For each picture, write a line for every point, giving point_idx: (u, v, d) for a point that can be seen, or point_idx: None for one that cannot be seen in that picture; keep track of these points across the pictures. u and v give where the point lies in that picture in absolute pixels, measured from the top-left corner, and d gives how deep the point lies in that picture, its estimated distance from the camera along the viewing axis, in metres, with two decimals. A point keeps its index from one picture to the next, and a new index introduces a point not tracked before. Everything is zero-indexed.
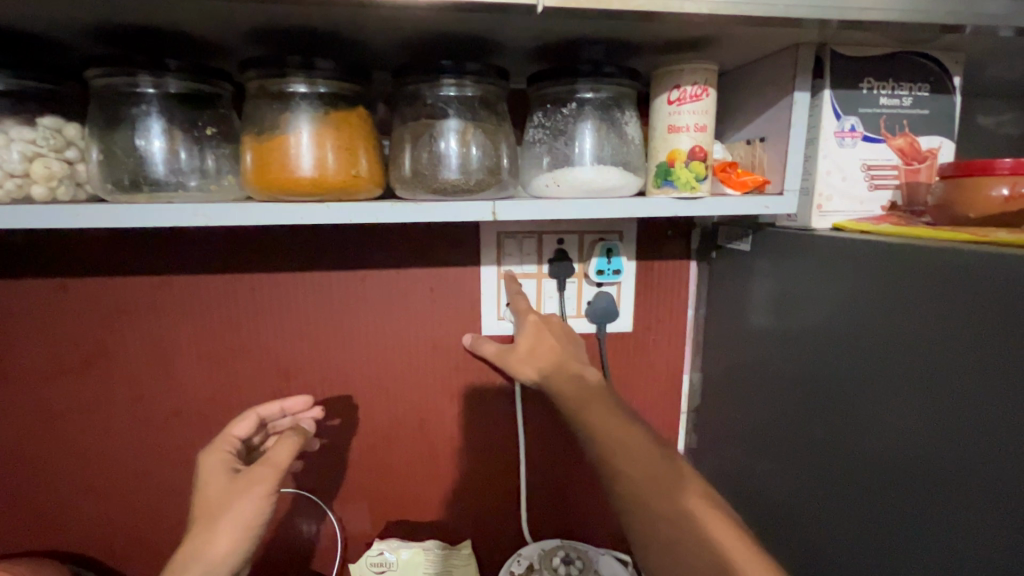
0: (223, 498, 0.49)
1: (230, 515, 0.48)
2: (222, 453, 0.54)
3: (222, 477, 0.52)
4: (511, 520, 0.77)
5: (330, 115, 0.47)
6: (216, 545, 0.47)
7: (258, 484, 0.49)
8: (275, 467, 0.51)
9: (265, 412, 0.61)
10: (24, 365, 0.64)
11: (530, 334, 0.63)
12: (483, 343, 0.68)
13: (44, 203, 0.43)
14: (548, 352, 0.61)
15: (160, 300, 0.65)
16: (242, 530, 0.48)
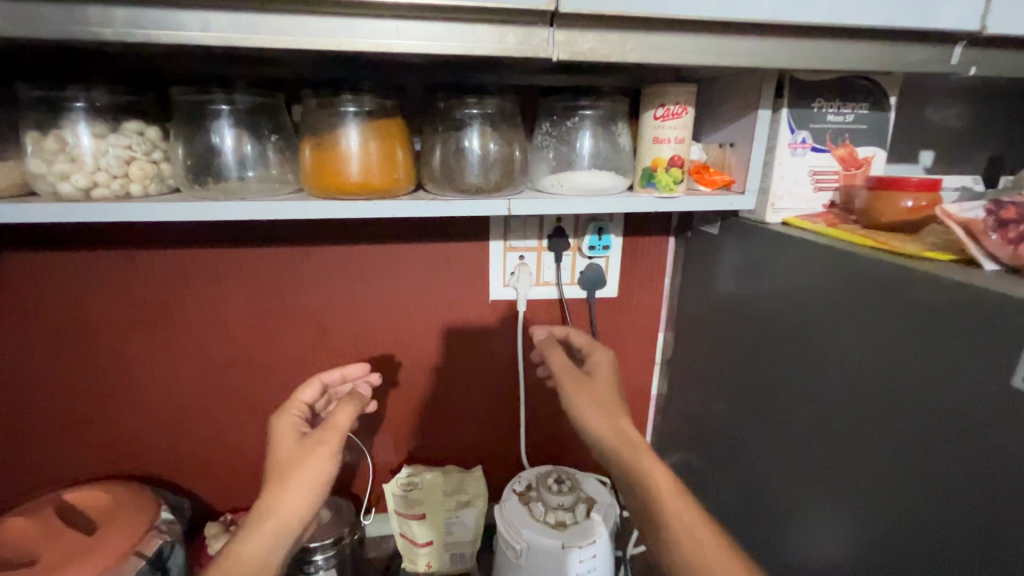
0: (293, 457, 0.59)
1: (300, 472, 0.57)
2: (292, 417, 0.65)
3: (293, 439, 0.62)
4: (512, 449, 0.93)
5: (374, 124, 0.56)
6: (289, 496, 0.56)
7: (323, 444, 0.59)
8: (338, 430, 0.61)
9: (327, 377, 0.72)
10: (101, 322, 0.75)
11: (598, 379, 0.63)
12: (550, 342, 0.66)
13: (144, 199, 0.53)
14: (610, 402, 0.60)
15: (216, 269, 0.75)
16: (310, 486, 0.57)
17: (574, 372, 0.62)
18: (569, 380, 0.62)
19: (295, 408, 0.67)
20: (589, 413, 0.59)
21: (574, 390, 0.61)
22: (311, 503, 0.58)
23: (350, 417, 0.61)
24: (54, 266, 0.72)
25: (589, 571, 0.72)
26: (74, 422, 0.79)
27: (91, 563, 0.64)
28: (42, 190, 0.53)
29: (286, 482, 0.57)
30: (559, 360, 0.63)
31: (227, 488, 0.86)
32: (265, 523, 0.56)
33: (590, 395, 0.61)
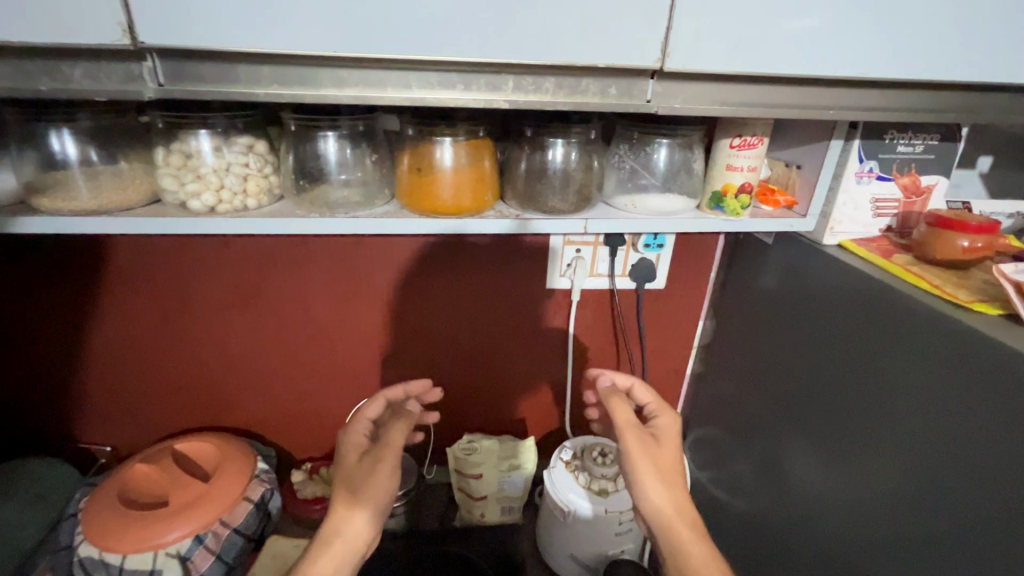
0: (358, 478, 0.64)
1: (367, 493, 0.63)
2: (357, 439, 0.69)
3: (355, 460, 0.67)
4: (555, 418, 1.03)
5: (465, 144, 0.60)
6: (353, 518, 0.62)
7: (383, 462, 0.65)
8: (393, 448, 0.66)
9: (391, 395, 0.75)
10: (197, 300, 0.83)
11: (664, 444, 0.69)
12: (614, 395, 0.72)
13: (258, 212, 0.59)
14: (672, 473, 0.67)
15: (299, 254, 0.82)
16: (373, 506, 0.63)
17: (641, 432, 0.68)
18: (638, 440, 0.67)
19: (360, 427, 0.70)
20: (650, 482, 0.65)
21: (643, 451, 0.67)
22: (373, 524, 0.63)
23: (401, 436, 0.67)
24: (155, 248, 0.78)
25: (627, 530, 0.84)
26: (172, 384, 0.88)
27: (200, 519, 0.75)
28: (170, 200, 0.59)
29: (352, 505, 0.63)
30: (626, 416, 0.69)
31: (304, 441, 0.98)
32: (333, 544, 0.61)
33: (655, 462, 0.67)
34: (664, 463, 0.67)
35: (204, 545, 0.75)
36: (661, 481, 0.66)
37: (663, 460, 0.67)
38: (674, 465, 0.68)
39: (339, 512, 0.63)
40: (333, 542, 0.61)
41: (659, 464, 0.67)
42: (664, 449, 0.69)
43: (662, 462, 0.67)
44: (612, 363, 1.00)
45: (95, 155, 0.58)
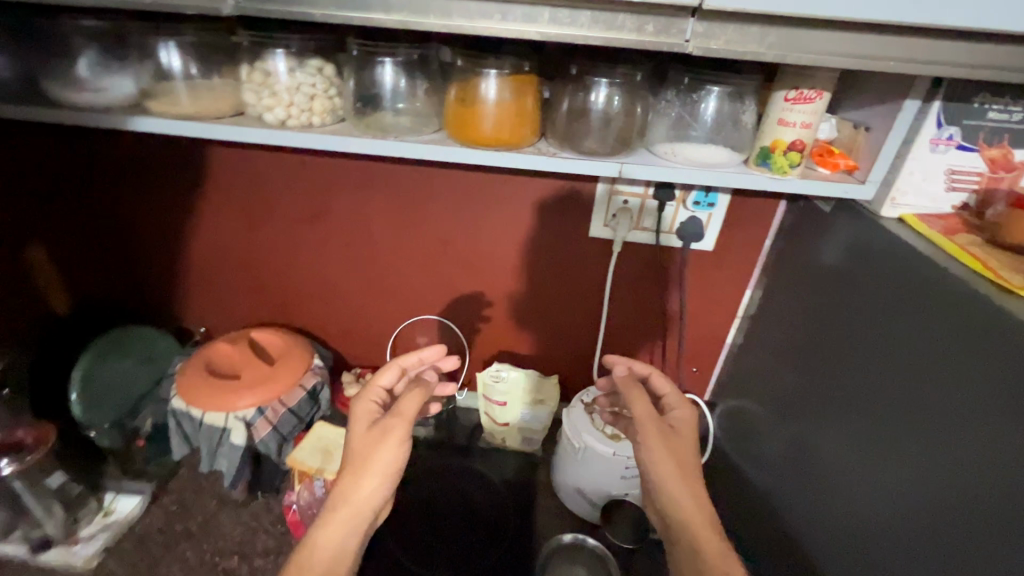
0: (366, 446, 0.66)
1: (375, 458, 0.64)
2: (370, 404, 0.72)
3: (365, 426, 0.69)
4: (586, 364, 1.07)
5: (512, 80, 0.62)
6: (359, 484, 0.63)
7: (393, 428, 0.66)
8: (405, 416, 0.68)
9: (406, 363, 0.77)
10: (275, 210, 0.94)
11: (681, 436, 0.71)
12: (631, 387, 0.73)
13: (322, 130, 0.66)
14: (691, 467, 0.68)
15: (362, 176, 0.90)
16: (381, 474, 0.64)
17: (658, 422, 0.70)
18: (655, 433, 0.69)
19: (374, 394, 0.73)
20: (671, 480, 0.66)
21: (657, 438, 0.68)
22: (379, 489, 0.64)
23: (416, 404, 0.69)
24: (244, 159, 0.89)
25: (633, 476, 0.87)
26: (252, 283, 1.02)
27: (263, 394, 0.89)
28: (251, 114, 0.67)
29: (360, 472, 0.64)
30: (645, 412, 0.70)
31: (357, 349, 1.10)
32: (338, 513, 0.62)
33: (674, 454, 0.68)
34: (681, 456, 0.68)
35: (265, 416, 0.89)
36: (680, 482, 0.66)
37: (678, 452, 0.68)
38: (691, 457, 0.69)
39: (346, 481, 0.64)
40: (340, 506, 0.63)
41: (677, 456, 0.68)
42: (680, 440, 0.70)
43: (681, 454, 0.68)
44: (648, 319, 1.01)
45: (194, 69, 0.67)
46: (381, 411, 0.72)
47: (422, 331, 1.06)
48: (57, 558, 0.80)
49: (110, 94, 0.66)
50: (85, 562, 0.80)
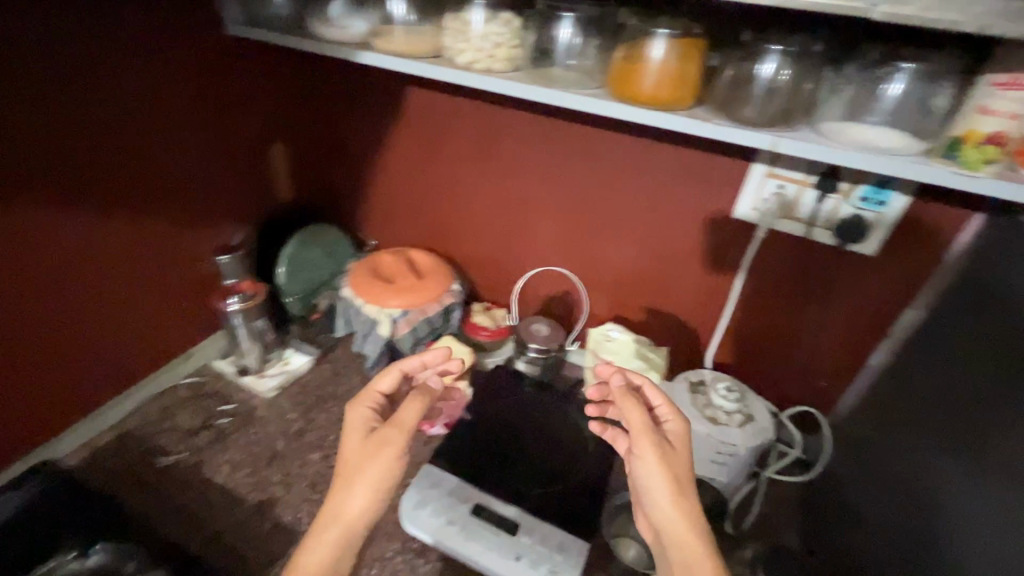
0: (358, 461, 0.62)
1: (365, 475, 0.60)
2: (365, 411, 0.68)
3: (359, 439, 0.64)
4: (702, 348, 1.06)
5: (682, 42, 0.65)
6: (352, 502, 0.60)
7: (388, 444, 0.62)
8: (401, 429, 0.63)
9: (407, 365, 0.72)
10: (449, 149, 1.09)
11: (678, 450, 0.64)
12: (625, 394, 0.66)
13: (497, 75, 0.75)
14: (687, 485, 0.62)
15: (525, 127, 0.99)
16: (374, 493, 0.60)
17: (654, 435, 0.63)
18: (650, 445, 0.62)
19: (370, 398, 0.70)
20: (664, 496, 0.61)
21: (651, 449, 0.62)
22: (370, 504, 0.61)
23: (416, 414, 0.64)
24: (434, 101, 1.05)
25: (723, 462, 0.86)
26: (420, 210, 1.20)
27: (411, 300, 1.06)
28: (446, 56, 0.79)
29: (351, 488, 0.60)
30: (638, 418, 0.64)
31: (490, 286, 1.22)
32: (329, 532, 0.60)
33: (672, 469, 0.61)
34: (679, 474, 0.62)
35: (407, 318, 1.06)
36: (679, 501, 0.60)
37: (676, 469, 0.62)
38: (689, 474, 0.63)
39: (338, 498, 0.61)
40: (334, 527, 0.60)
41: (676, 472, 0.62)
42: (677, 455, 0.64)
43: (678, 470, 0.62)
44: (779, 317, 0.95)
45: (414, 16, 0.81)
46: (377, 420, 0.68)
47: (550, 282, 1.15)
48: (250, 383, 1.07)
49: (347, 31, 0.83)
50: (266, 392, 1.06)
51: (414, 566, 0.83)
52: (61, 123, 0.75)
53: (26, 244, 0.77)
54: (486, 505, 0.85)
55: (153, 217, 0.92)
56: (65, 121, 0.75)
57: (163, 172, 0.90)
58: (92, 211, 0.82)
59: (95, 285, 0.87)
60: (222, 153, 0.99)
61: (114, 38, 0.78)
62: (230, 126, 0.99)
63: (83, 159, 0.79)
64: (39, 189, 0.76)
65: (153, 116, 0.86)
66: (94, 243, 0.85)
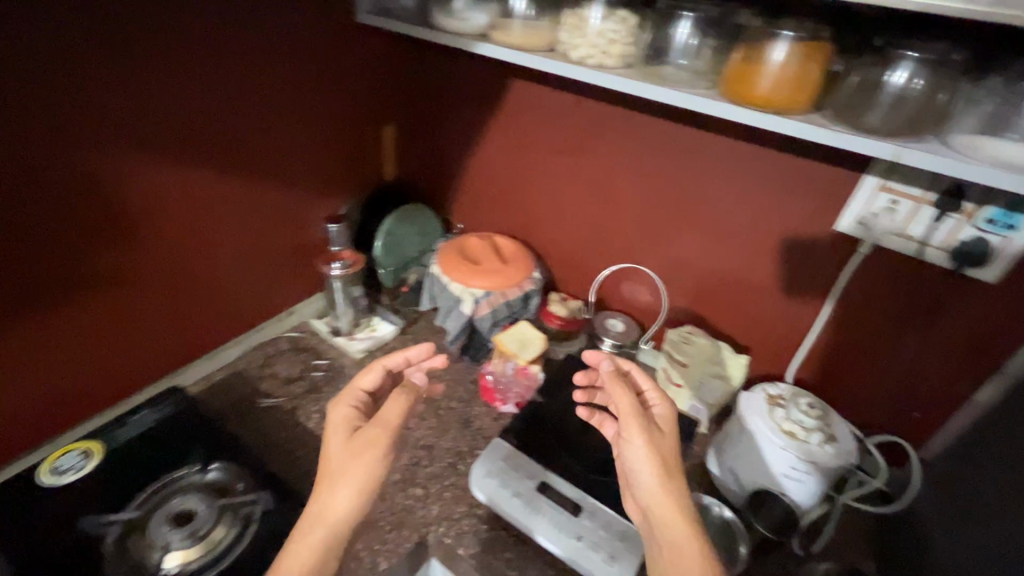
0: (343, 458, 0.68)
1: (349, 474, 0.67)
2: (348, 409, 0.75)
3: (344, 437, 0.71)
4: (783, 362, 1.03)
5: (806, 46, 0.64)
6: (335, 500, 0.66)
7: (374, 443, 0.69)
8: (384, 428, 0.71)
9: (390, 363, 0.80)
10: (545, 141, 1.12)
11: (663, 432, 0.76)
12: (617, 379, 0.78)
13: (608, 71, 0.77)
14: (670, 465, 0.73)
15: (624, 124, 1.01)
16: (358, 490, 0.67)
17: (642, 417, 0.75)
18: (638, 426, 0.74)
19: (352, 396, 0.77)
20: (650, 471, 0.72)
21: (639, 429, 0.74)
22: (355, 503, 0.67)
23: (399, 411, 0.72)
24: (537, 93, 1.08)
25: (799, 479, 0.84)
26: (509, 198, 1.24)
27: (494, 283, 1.11)
28: (560, 50, 0.82)
29: (335, 486, 0.67)
30: (627, 401, 0.76)
31: (568, 278, 1.25)
32: (315, 530, 0.65)
33: (656, 448, 0.73)
34: (663, 453, 0.73)
35: (489, 299, 1.11)
36: (663, 477, 0.71)
37: (660, 449, 0.74)
38: (671, 453, 0.74)
39: (324, 495, 0.67)
40: (319, 525, 0.65)
41: (660, 451, 0.73)
42: (661, 436, 0.75)
43: (661, 449, 0.74)
44: (874, 339, 0.91)
45: (532, 11, 0.85)
46: (359, 417, 0.75)
47: (630, 279, 1.16)
48: (341, 342, 1.17)
49: (466, 23, 0.89)
50: (355, 352, 1.15)
51: (477, 532, 0.86)
52: (220, 95, 0.86)
53: (163, 189, 0.85)
54: (551, 484, 0.88)
55: (277, 183, 1.02)
56: (208, 82, 0.84)
57: (272, 140, 0.97)
58: (195, 169, 0.88)
59: (209, 238, 0.95)
60: (337, 130, 1.08)
61: (259, 16, 0.87)
62: (331, 103, 1.04)
63: (196, 119, 0.85)
64: (157, 144, 0.81)
65: (287, 93, 0.96)
66: (229, 203, 0.96)
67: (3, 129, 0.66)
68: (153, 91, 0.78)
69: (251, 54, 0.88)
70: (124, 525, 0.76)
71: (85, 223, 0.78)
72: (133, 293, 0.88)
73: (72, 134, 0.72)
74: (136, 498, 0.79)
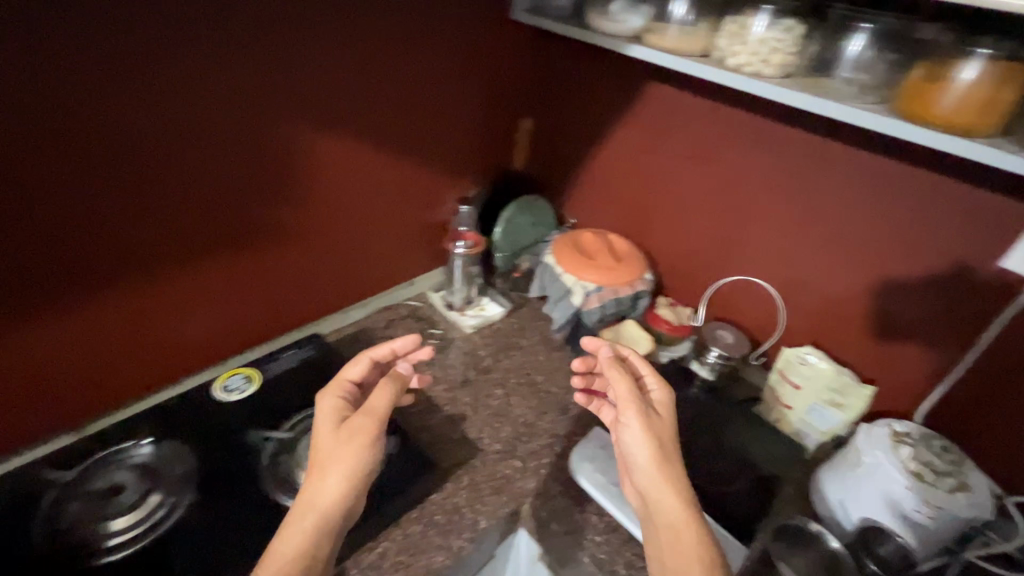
0: (332, 446, 0.72)
1: (336, 462, 0.70)
2: (337, 398, 0.79)
3: (331, 428, 0.75)
4: (909, 401, 0.97)
5: (1002, 67, 0.61)
6: (322, 488, 0.69)
7: (364, 432, 0.73)
8: (372, 416, 0.75)
9: (377, 353, 0.85)
10: (674, 147, 1.13)
11: (661, 416, 0.80)
12: (615, 367, 0.82)
13: (765, 79, 0.77)
14: (669, 451, 0.76)
15: (762, 136, 0.99)
16: (348, 479, 0.70)
17: (641, 403, 0.79)
18: (638, 413, 0.77)
19: (341, 386, 0.81)
20: (649, 458, 0.75)
21: (639, 414, 0.77)
22: (344, 490, 0.69)
23: (386, 401, 0.77)
24: (672, 99, 1.09)
25: (920, 523, 0.79)
26: (626, 198, 1.26)
27: (606, 277, 1.14)
28: (716, 56, 0.83)
29: (324, 473, 0.70)
30: (624, 389, 0.79)
31: (677, 284, 1.25)
32: (304, 519, 0.67)
33: (655, 432, 0.77)
34: (660, 438, 0.77)
35: (598, 294, 1.14)
36: (661, 462, 0.75)
37: (659, 434, 0.77)
38: (668, 436, 0.78)
39: (313, 484, 0.69)
40: (308, 513, 0.67)
41: (659, 437, 0.77)
42: (659, 422, 0.79)
43: (660, 434, 0.77)
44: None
45: (691, 17, 0.86)
46: (347, 409, 0.79)
47: (745, 292, 1.14)
48: (454, 316, 1.26)
49: (622, 25, 0.92)
50: (465, 327, 1.24)
51: (570, 511, 0.90)
52: (382, 81, 0.96)
53: (321, 161, 0.95)
54: None
55: (419, 165, 1.11)
56: (376, 68, 0.94)
57: (416, 124, 1.06)
58: (347, 145, 0.97)
59: (355, 207, 1.06)
60: (475, 121, 1.16)
61: (427, 12, 0.96)
62: (474, 96, 1.13)
63: (291, 114, 0.87)
64: (320, 118, 0.91)
65: (439, 84, 1.05)
66: (376, 180, 1.06)
67: (219, 97, 0.78)
68: (333, 73, 0.89)
69: (418, 47, 0.98)
70: (279, 442, 0.89)
71: (257, 181, 0.89)
72: (284, 250, 0.99)
73: (172, 124, 0.76)
74: (290, 420, 0.92)
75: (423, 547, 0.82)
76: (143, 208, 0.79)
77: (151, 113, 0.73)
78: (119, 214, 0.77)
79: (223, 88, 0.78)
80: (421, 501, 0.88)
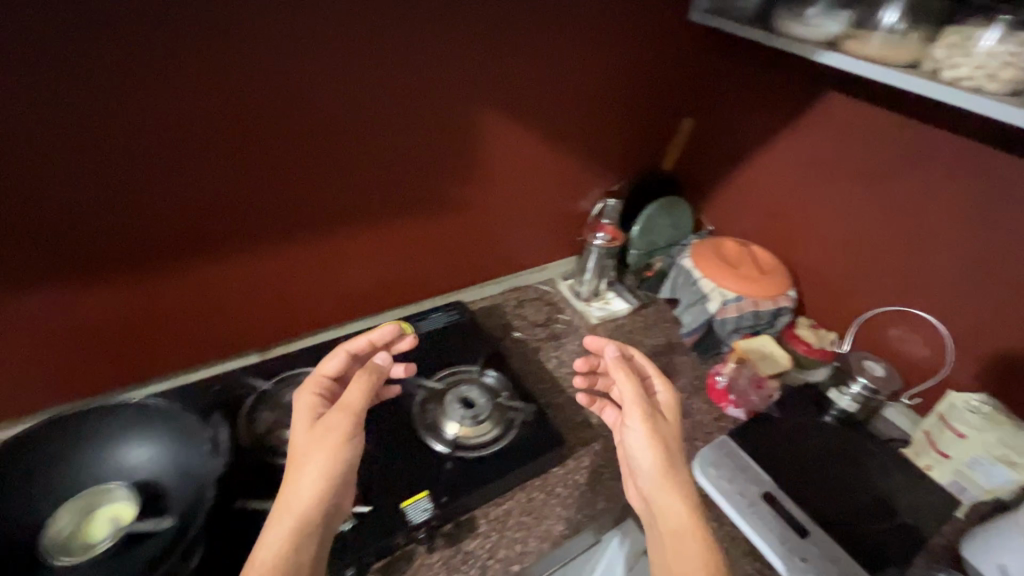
0: (307, 444, 0.68)
1: (309, 460, 0.66)
2: (313, 397, 0.76)
3: (308, 426, 0.71)
4: None
5: None
6: (298, 488, 0.65)
7: (335, 431, 0.69)
8: (345, 411, 0.71)
9: (353, 347, 0.83)
10: (841, 161, 1.07)
11: (666, 419, 0.77)
12: (620, 368, 0.78)
13: (990, 95, 0.71)
14: (676, 454, 0.73)
15: (952, 157, 0.91)
16: (326, 478, 0.66)
17: (649, 405, 0.76)
18: (648, 412, 0.75)
19: (316, 384, 0.78)
20: (653, 460, 0.72)
21: (645, 415, 0.75)
22: (323, 488, 0.66)
23: (359, 393, 0.72)
24: (846, 111, 1.03)
25: None
26: (777, 210, 1.21)
27: (748, 289, 1.12)
28: (927, 68, 0.79)
29: (298, 472, 0.66)
30: (630, 389, 0.77)
31: (822, 306, 1.19)
32: (283, 520, 0.63)
33: (659, 432, 0.74)
34: (667, 441, 0.74)
35: (738, 304, 1.12)
36: (665, 464, 0.71)
37: (664, 435, 0.74)
38: (673, 437, 0.75)
39: (290, 485, 0.65)
40: (288, 514, 0.63)
41: (665, 441, 0.73)
42: (664, 423, 0.76)
43: (664, 434, 0.74)
44: None
45: (900, 26, 0.81)
46: (324, 404, 0.76)
47: (904, 325, 1.05)
48: (581, 306, 1.29)
49: (816, 31, 0.89)
50: (592, 318, 1.27)
51: None
52: (551, 72, 1.00)
53: (483, 144, 1.02)
54: (775, 495, 0.90)
55: (570, 156, 1.15)
56: (548, 59, 0.98)
57: (570, 116, 1.09)
58: (509, 130, 1.03)
59: (508, 190, 1.12)
60: (627, 119, 1.18)
61: (602, 9, 0.99)
62: (632, 94, 1.14)
63: (471, 98, 0.94)
64: (492, 104, 0.97)
65: (599, 79, 1.08)
66: (531, 166, 1.11)
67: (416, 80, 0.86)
68: (511, 62, 0.94)
69: (587, 41, 1.01)
70: (428, 391, 0.98)
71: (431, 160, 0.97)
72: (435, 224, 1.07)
73: (273, 115, 0.78)
74: (439, 373, 1.01)
75: (545, 514, 0.86)
76: (326, 182, 0.88)
77: (358, 97, 0.83)
78: (301, 184, 0.87)
79: (346, 72, 0.80)
80: (546, 471, 0.92)
